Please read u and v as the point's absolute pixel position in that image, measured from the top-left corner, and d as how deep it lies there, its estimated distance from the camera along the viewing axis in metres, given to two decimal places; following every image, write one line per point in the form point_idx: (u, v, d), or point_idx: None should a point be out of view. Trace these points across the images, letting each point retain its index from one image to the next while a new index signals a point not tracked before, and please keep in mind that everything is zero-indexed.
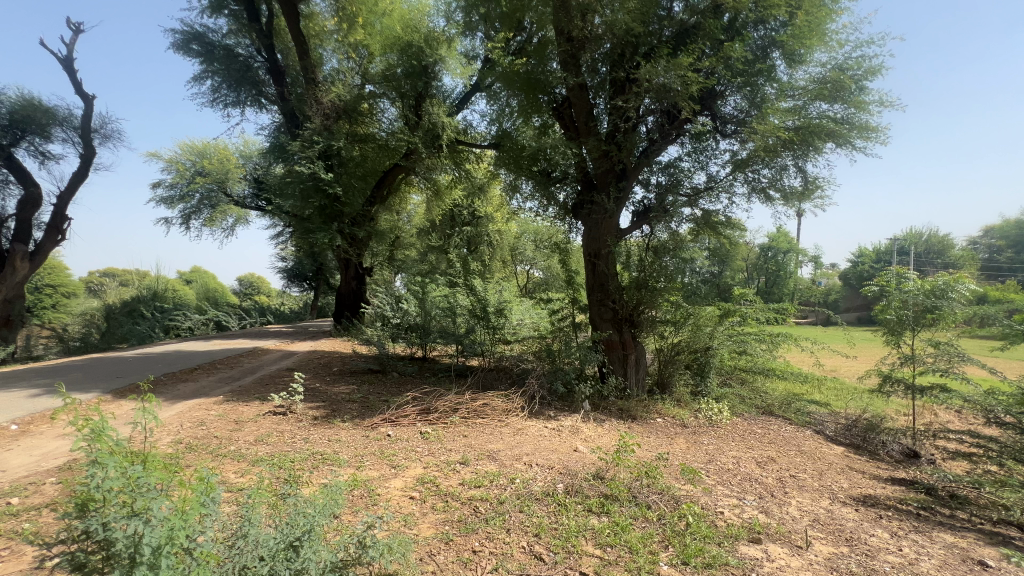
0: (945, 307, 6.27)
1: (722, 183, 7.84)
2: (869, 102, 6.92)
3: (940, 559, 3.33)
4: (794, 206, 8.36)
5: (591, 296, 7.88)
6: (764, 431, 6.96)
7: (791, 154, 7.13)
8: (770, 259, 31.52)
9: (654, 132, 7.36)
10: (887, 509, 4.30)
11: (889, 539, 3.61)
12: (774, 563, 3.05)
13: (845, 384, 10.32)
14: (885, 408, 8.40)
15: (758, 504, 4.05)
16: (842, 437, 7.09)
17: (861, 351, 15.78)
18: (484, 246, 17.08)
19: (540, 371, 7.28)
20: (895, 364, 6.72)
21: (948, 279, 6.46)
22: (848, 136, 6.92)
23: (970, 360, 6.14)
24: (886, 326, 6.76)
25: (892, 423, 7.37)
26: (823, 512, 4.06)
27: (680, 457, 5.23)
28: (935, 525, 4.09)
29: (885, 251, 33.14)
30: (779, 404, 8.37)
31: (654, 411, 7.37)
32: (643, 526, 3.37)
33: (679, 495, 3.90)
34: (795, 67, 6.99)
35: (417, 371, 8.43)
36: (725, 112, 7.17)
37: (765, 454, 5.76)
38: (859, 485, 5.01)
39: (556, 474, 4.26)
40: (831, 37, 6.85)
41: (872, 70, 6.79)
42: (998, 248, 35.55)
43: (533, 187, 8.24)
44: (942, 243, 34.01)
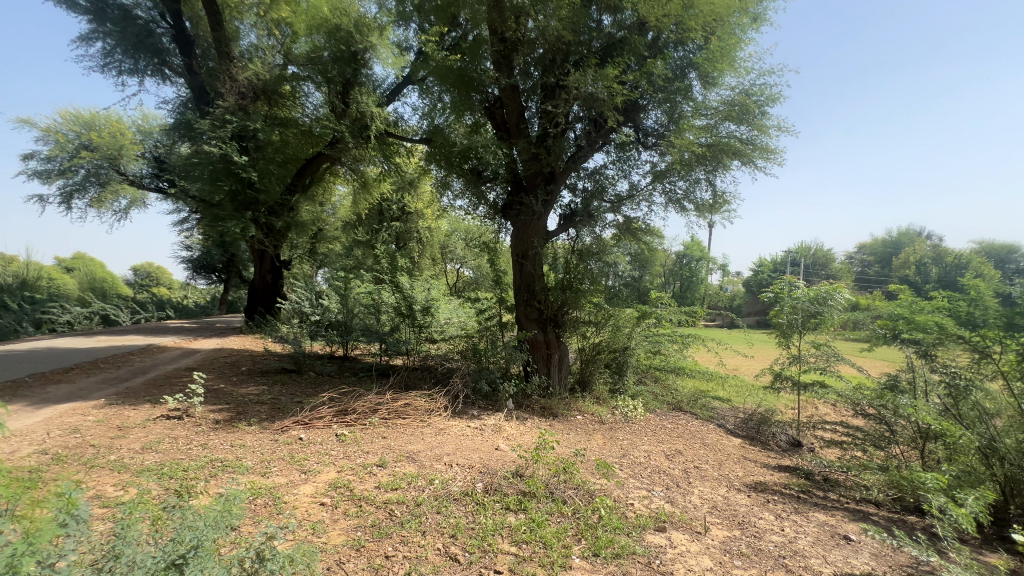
0: (825, 312, 7.13)
1: (643, 192, 8.27)
2: (770, 126, 7.62)
3: (814, 536, 3.74)
4: (705, 218, 9.06)
5: (518, 296, 7.97)
6: (673, 426, 7.46)
7: (703, 168, 7.71)
8: (684, 266, 33.92)
9: (581, 139, 7.64)
10: (774, 494, 4.77)
11: (774, 521, 4.00)
12: (676, 549, 3.26)
13: (743, 381, 11.38)
14: (777, 402, 9.33)
15: (664, 494, 4.32)
16: (741, 430, 7.78)
17: (759, 351, 17.59)
18: (413, 243, 16.73)
19: (466, 370, 7.31)
20: (785, 363, 7.49)
21: (829, 288, 7.31)
22: (751, 156, 7.60)
23: (843, 360, 7.00)
24: (779, 329, 7.53)
25: (781, 416, 8.22)
26: (720, 498, 4.42)
27: (596, 452, 5.45)
28: (811, 505, 4.60)
29: (780, 262, 36.92)
30: (687, 399, 9.01)
31: (574, 408, 7.60)
32: (558, 521, 3.46)
33: (594, 489, 4.05)
34: (708, 89, 7.52)
35: (336, 371, 8.05)
36: (647, 125, 7.60)
37: (673, 447, 6.18)
38: (752, 473, 5.52)
39: (476, 474, 4.25)
40: (740, 64, 7.46)
41: (773, 97, 7.47)
42: (869, 264, 41.12)
43: (463, 185, 8.16)
44: (826, 257, 38.82)
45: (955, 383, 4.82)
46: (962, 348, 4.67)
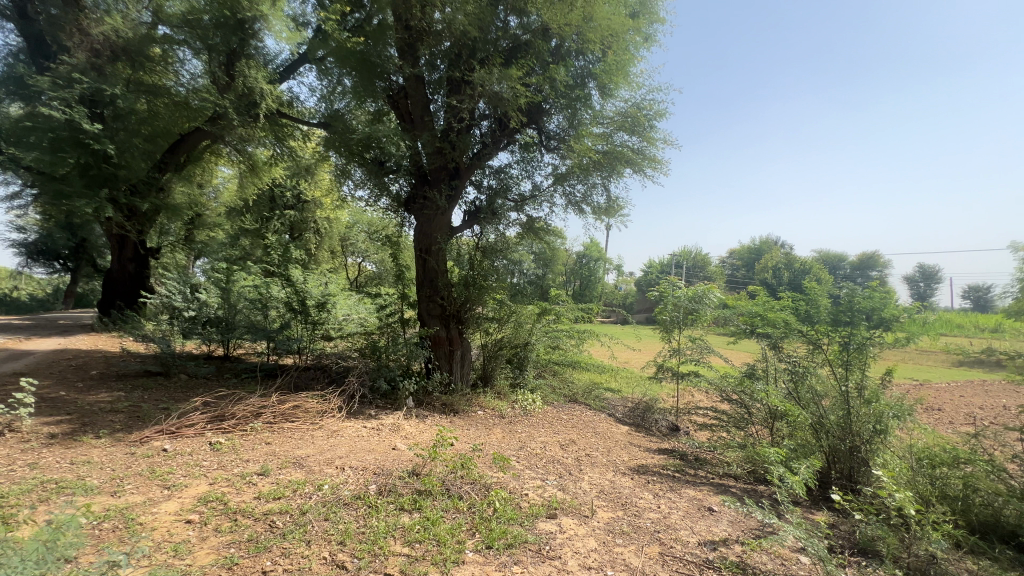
0: (700, 309, 8.00)
1: (544, 193, 8.55)
2: (657, 139, 8.30)
3: (685, 510, 4.17)
4: (602, 220, 9.63)
5: (421, 292, 7.81)
6: (569, 417, 7.83)
7: (600, 174, 8.20)
8: (584, 266, 35.83)
9: (486, 137, 7.72)
10: (653, 474, 5.25)
11: (652, 499, 4.39)
12: (564, 534, 3.44)
13: (633, 373, 12.31)
14: (660, 391, 10.26)
15: (557, 482, 4.54)
16: (628, 418, 8.43)
17: (645, 345, 19.24)
18: (310, 234, 15.65)
19: (362, 369, 6.93)
20: (667, 356, 8.25)
21: (704, 288, 8.21)
22: (641, 165, 8.23)
23: (713, 352, 7.84)
24: (662, 324, 8.30)
25: (662, 404, 9.04)
26: (607, 483, 4.73)
27: (495, 446, 5.55)
28: (684, 482, 5.14)
29: (666, 264, 40.60)
30: (582, 391, 9.53)
31: (476, 404, 7.65)
32: (453, 517, 3.45)
33: (490, 483, 4.12)
34: (605, 99, 7.98)
35: (213, 372, 7.24)
36: (550, 128, 7.89)
37: (568, 437, 6.51)
38: (635, 457, 6.01)
39: (370, 475, 4.09)
40: (633, 79, 8.03)
41: (660, 112, 8.14)
42: (736, 268, 46.91)
43: (364, 174, 7.78)
44: (703, 261, 43.53)
45: (795, 370, 5.55)
46: (801, 340, 5.45)
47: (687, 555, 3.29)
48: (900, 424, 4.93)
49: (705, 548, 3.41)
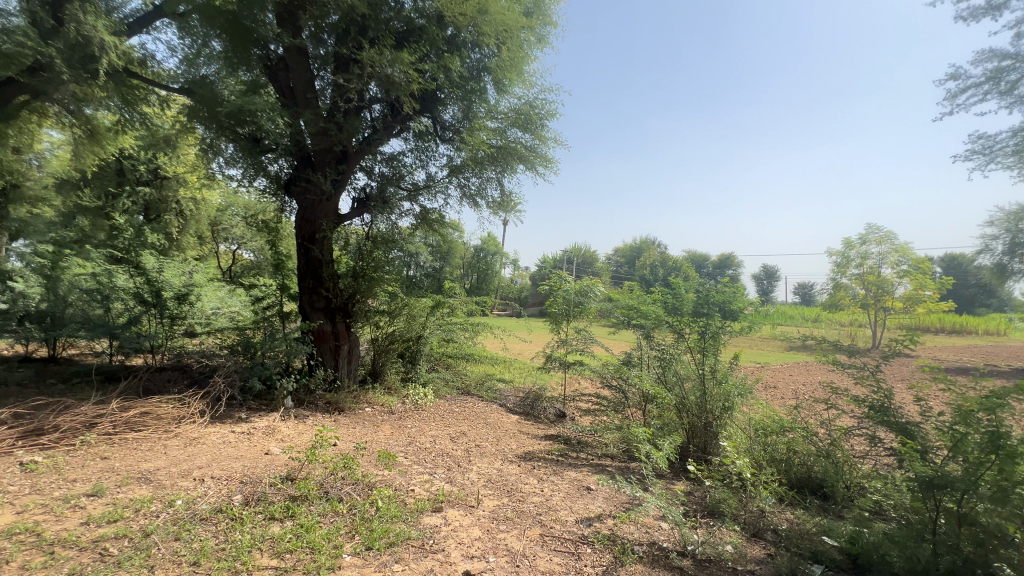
0: (586, 303, 8.50)
1: (439, 184, 8.42)
2: (549, 138, 8.62)
3: (566, 491, 4.42)
4: (498, 215, 9.78)
5: (302, 284, 7.17)
6: (460, 410, 7.84)
7: (494, 168, 8.32)
8: (481, 260, 36.07)
9: (377, 121, 7.40)
10: (538, 460, 5.48)
11: (537, 484, 4.59)
12: (449, 526, 3.44)
13: (524, 364, 12.73)
14: (549, 380, 10.75)
15: (445, 475, 4.52)
16: (518, 407, 8.71)
17: (537, 336, 20.03)
18: (171, 216, 13.48)
19: (232, 368, 6.21)
20: (555, 346, 8.65)
21: (590, 282, 8.74)
22: (534, 163, 8.49)
23: (596, 342, 8.39)
24: (552, 317, 8.75)
25: (551, 392, 9.48)
26: (494, 472, 4.83)
27: (382, 443, 5.36)
28: (566, 465, 5.44)
29: (558, 259, 42.53)
30: (475, 383, 9.62)
31: (363, 401, 7.30)
32: (330, 521, 3.26)
33: (374, 482, 3.97)
34: (500, 94, 8.09)
35: (33, 377, 5.98)
36: (445, 119, 7.79)
37: (459, 429, 6.52)
38: (523, 444, 6.23)
39: (235, 485, 3.70)
40: (526, 77, 8.23)
41: (552, 112, 8.46)
42: (620, 264, 50.90)
43: (236, 151, 6.99)
44: (591, 257, 46.49)
45: (664, 357, 6.09)
46: (669, 330, 6.03)
47: (565, 533, 3.50)
48: (744, 401, 5.74)
49: (582, 525, 3.65)
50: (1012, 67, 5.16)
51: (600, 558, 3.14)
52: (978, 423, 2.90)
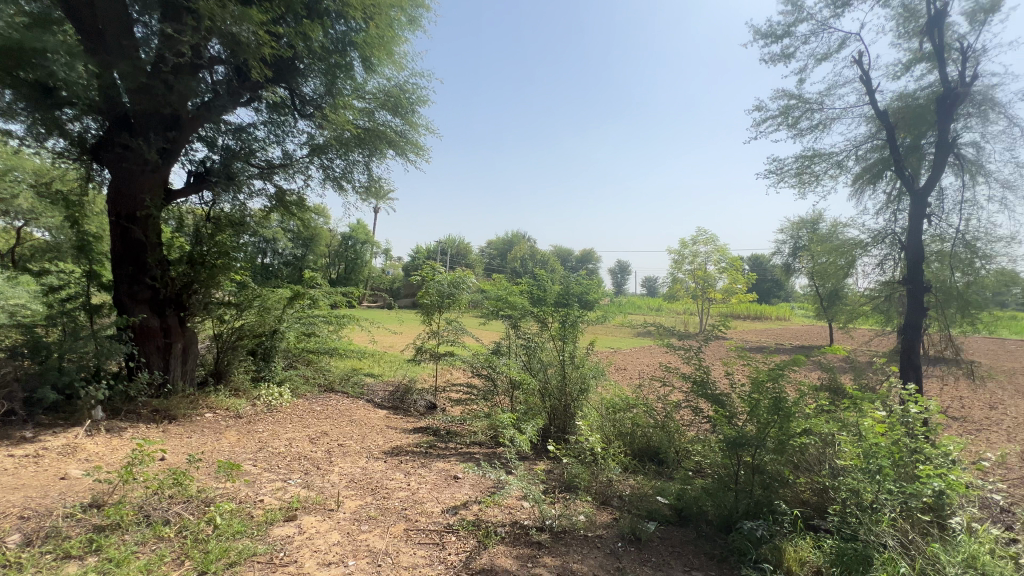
0: (457, 294, 8.50)
1: (298, 163, 7.66)
2: (420, 124, 8.40)
3: (432, 483, 4.40)
4: (367, 201, 9.29)
5: (118, 271, 5.97)
6: (322, 408, 7.30)
7: (361, 151, 7.87)
8: (349, 247, 33.82)
9: (220, 85, 6.45)
10: (406, 454, 5.36)
11: (403, 478, 4.49)
12: (304, 535, 3.17)
13: (395, 356, 12.34)
14: (420, 373, 10.57)
15: (301, 480, 4.16)
16: (387, 402, 8.42)
17: (408, 328, 19.53)
18: None
19: (12, 375, 4.92)
20: (426, 338, 8.51)
21: (461, 274, 8.75)
22: (404, 149, 8.21)
23: (467, 333, 8.42)
24: (423, 308, 8.60)
25: (421, 384, 9.32)
26: (358, 471, 4.60)
27: (224, 452, 4.73)
28: (435, 457, 5.42)
29: (432, 250, 41.86)
30: (340, 379, 8.99)
31: (202, 405, 6.35)
32: (152, 550, 2.78)
33: (213, 497, 3.49)
34: (368, 73, 7.64)
35: None
36: (304, 92, 7.11)
37: (319, 429, 6.06)
38: (390, 439, 6.03)
39: (15, 522, 2.94)
40: (396, 59, 7.89)
41: (423, 98, 8.24)
42: (492, 256, 52.13)
43: (15, 101, 5.31)
44: (465, 248, 46.71)
45: (529, 345, 6.40)
46: (534, 320, 6.34)
47: (430, 525, 3.48)
48: (597, 383, 6.30)
49: (447, 514, 3.67)
50: (797, 106, 6.45)
51: (464, 545, 3.19)
52: (767, 391, 3.58)
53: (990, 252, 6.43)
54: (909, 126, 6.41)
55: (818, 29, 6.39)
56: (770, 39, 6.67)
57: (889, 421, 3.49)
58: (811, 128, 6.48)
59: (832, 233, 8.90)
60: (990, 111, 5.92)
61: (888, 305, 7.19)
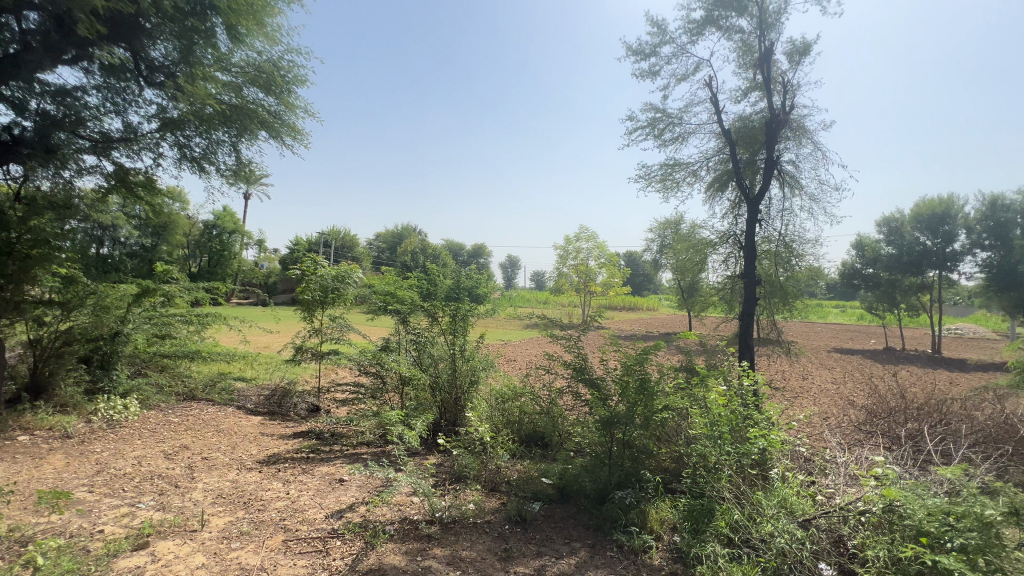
0: (342, 289, 8.04)
1: (144, 137, 6.60)
2: (298, 106, 7.76)
3: (315, 489, 4.16)
4: (235, 185, 8.35)
5: None
6: (180, 419, 6.43)
7: (226, 130, 7.04)
8: (213, 237, 29.92)
9: (33, 36, 5.29)
10: (285, 462, 4.98)
11: (281, 488, 4.16)
12: (160, 562, 2.80)
13: (270, 358, 11.30)
14: (300, 374, 9.81)
15: (155, 502, 3.65)
16: (261, 408, 7.69)
17: (284, 326, 17.93)
18: None
19: None
20: (306, 337, 7.90)
21: (347, 268, 8.30)
22: (279, 132, 7.53)
23: (353, 330, 7.96)
24: (304, 304, 7.98)
25: (302, 386, 8.66)
26: (226, 485, 4.16)
27: (48, 480, 3.95)
28: (317, 461, 5.11)
29: (314, 241, 38.88)
30: (203, 385, 7.95)
31: (14, 426, 5.21)
32: None
33: (32, 535, 2.90)
34: (234, 44, 6.85)
35: None
36: (152, 57, 6.15)
37: (178, 443, 5.34)
38: (266, 448, 5.53)
39: None
40: (269, 31, 7.17)
41: (300, 78, 7.62)
42: (381, 249, 50.06)
43: None
44: (351, 241, 44.12)
45: (419, 340, 6.32)
46: (424, 315, 6.28)
47: (312, 533, 3.30)
48: (487, 375, 6.44)
49: (332, 519, 3.51)
50: (662, 119, 7.22)
51: (351, 548, 3.09)
52: (635, 373, 4.00)
53: (802, 251, 7.87)
54: (746, 143, 7.57)
55: (679, 52, 7.21)
56: (639, 56, 7.36)
57: (729, 394, 4.12)
58: (673, 139, 7.31)
59: (691, 233, 10.14)
60: (802, 136, 7.25)
61: (731, 295, 8.43)
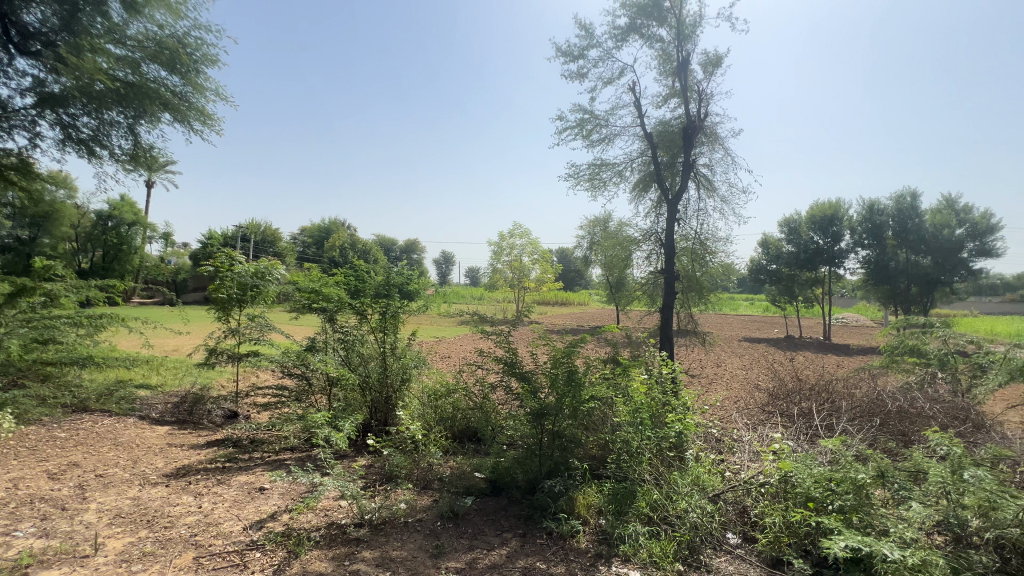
0: (262, 286, 7.51)
1: (17, 114, 5.77)
2: (208, 88, 7.14)
3: (231, 500, 3.88)
4: (133, 172, 7.54)
5: None
6: (69, 434, 5.71)
7: (121, 110, 6.32)
8: (108, 229, 26.72)
9: None
10: (196, 474, 4.59)
11: (192, 502, 3.84)
12: None
13: (179, 361, 10.34)
14: (214, 378, 9.06)
15: (36, 529, 3.22)
16: (169, 417, 7.02)
17: (196, 326, 16.45)
18: None
19: None
20: (221, 338, 7.30)
21: (267, 265, 7.75)
22: (186, 115, 6.89)
23: (275, 329, 7.48)
24: (218, 303, 7.35)
25: (216, 391, 8.00)
26: (126, 503, 3.77)
27: None
28: (235, 471, 4.76)
29: (230, 235, 35.98)
30: (97, 395, 7.09)
31: None
32: None
33: None
34: (130, 14, 6.15)
35: None
36: (26, 22, 5.38)
37: (65, 461, 4.75)
38: (174, 460, 5.07)
39: None
40: (172, 4, 6.52)
41: (211, 58, 7.01)
42: (306, 244, 47.38)
43: None
44: (273, 235, 41.34)
45: (347, 339, 6.08)
46: (352, 313, 6.04)
47: (228, 546, 3.09)
48: (420, 372, 6.35)
49: (250, 530, 3.30)
50: (590, 120, 7.48)
51: (271, 558, 2.93)
52: (563, 365, 4.14)
53: (715, 249, 8.52)
54: (666, 147, 8.04)
55: (605, 56, 7.50)
56: (568, 57, 7.56)
57: (649, 382, 4.39)
58: (600, 140, 7.60)
59: (618, 230, 10.59)
60: (715, 141, 7.83)
61: (653, 290, 8.95)
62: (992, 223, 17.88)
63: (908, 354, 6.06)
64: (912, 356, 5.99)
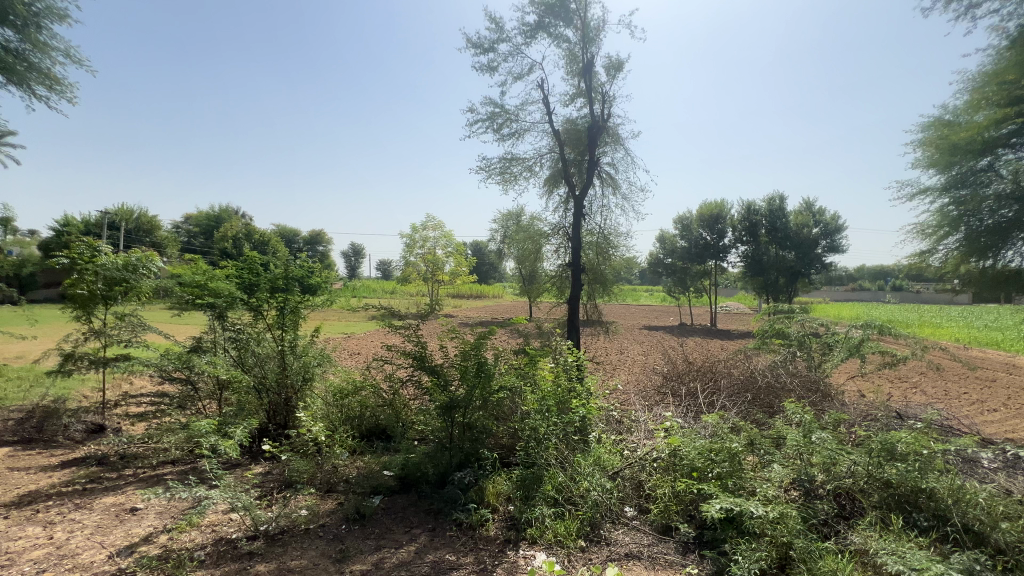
0: (134, 281, 6.55)
1: None
2: (56, 48, 6.09)
3: (93, 526, 3.39)
4: None
5: None
6: None
7: None
8: None
9: None
10: (47, 499, 3.93)
11: (40, 532, 3.28)
12: None
13: (24, 371, 8.74)
14: (72, 388, 7.79)
15: None
16: (10, 436, 5.92)
17: (48, 328, 14.00)
18: None
19: None
20: (80, 341, 6.28)
21: (140, 256, 6.74)
22: (25, 78, 5.84)
23: (151, 329, 6.60)
24: (75, 300, 6.28)
25: (76, 403, 6.89)
26: None
27: None
28: (99, 493, 4.15)
29: (94, 222, 31.05)
30: None
31: None
32: None
33: None
34: None
35: None
36: None
37: None
38: (17, 486, 4.29)
39: None
40: None
41: (60, 13, 5.98)
42: (192, 233, 42.41)
43: None
44: (151, 223, 36.43)
45: (238, 338, 5.55)
46: (245, 309, 5.51)
47: None
48: (324, 371, 5.99)
49: (117, 558, 2.91)
50: (500, 114, 7.53)
51: None
52: (472, 357, 4.13)
53: (617, 243, 9.06)
54: (573, 144, 8.36)
55: (514, 51, 7.58)
56: (478, 49, 7.53)
57: (556, 370, 4.55)
58: (510, 135, 7.69)
59: (529, 224, 10.82)
60: (617, 142, 8.29)
61: (562, 282, 9.30)
62: (839, 224, 21.10)
63: (775, 336, 6.97)
64: (778, 337, 6.90)
